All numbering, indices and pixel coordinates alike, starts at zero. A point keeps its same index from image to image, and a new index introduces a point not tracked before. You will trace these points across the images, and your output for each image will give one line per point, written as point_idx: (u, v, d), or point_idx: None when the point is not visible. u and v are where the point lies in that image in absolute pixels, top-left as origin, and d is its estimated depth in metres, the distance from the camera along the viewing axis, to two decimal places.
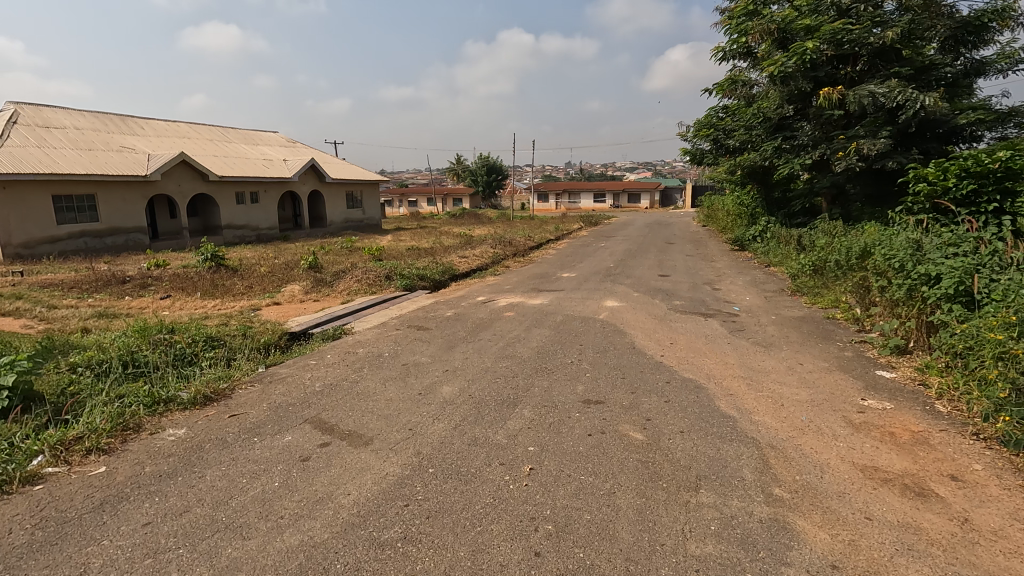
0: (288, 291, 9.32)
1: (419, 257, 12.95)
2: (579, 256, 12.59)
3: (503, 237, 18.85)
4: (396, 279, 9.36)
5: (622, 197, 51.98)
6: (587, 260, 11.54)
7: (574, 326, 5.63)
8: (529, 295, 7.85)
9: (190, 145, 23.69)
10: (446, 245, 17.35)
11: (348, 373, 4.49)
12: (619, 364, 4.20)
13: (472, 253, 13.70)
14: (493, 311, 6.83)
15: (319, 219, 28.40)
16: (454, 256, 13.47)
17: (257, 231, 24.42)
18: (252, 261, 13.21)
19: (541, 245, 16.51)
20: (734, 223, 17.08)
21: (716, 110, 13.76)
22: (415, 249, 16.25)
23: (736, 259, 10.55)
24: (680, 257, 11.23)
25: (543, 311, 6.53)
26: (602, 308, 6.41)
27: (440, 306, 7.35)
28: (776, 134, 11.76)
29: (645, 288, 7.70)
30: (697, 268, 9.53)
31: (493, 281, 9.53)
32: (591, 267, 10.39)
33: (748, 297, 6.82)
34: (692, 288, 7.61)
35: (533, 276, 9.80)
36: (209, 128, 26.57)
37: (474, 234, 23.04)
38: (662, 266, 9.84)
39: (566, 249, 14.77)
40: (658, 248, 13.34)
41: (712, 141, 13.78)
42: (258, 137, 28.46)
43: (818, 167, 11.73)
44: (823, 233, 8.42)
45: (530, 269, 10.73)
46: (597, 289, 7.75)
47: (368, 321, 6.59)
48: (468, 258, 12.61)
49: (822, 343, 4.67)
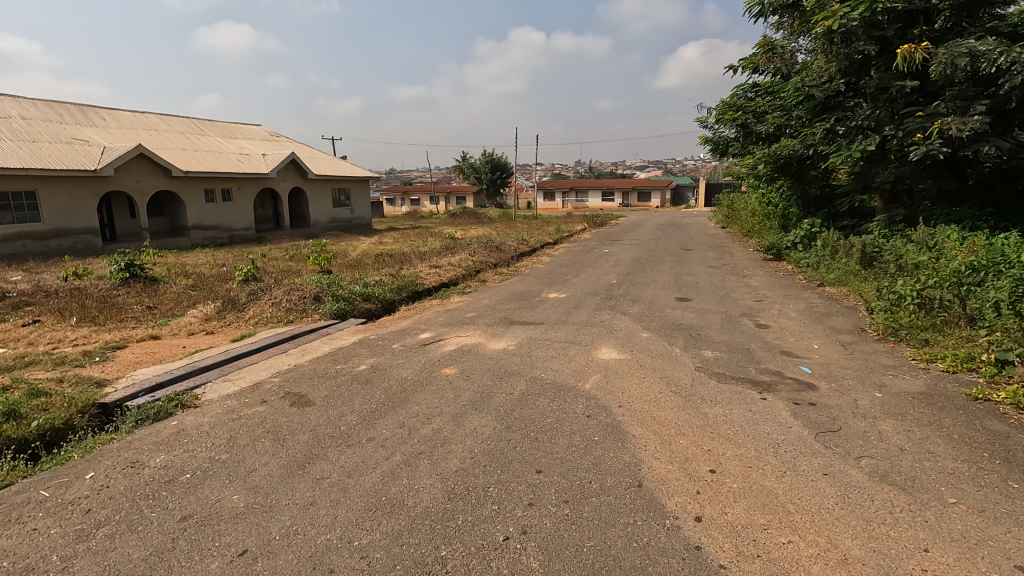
0: (187, 317, 7.14)
1: (381, 267, 10.73)
2: (576, 267, 10.26)
3: (496, 239, 16.54)
4: (327, 301, 7.10)
5: (632, 195, 49.42)
6: (586, 273, 9.21)
7: (541, 407, 3.36)
8: (495, 331, 5.57)
9: (156, 137, 21.65)
10: (427, 250, 15.08)
11: (59, 543, 2.23)
12: (607, 560, 1.90)
13: (450, 261, 11.44)
14: (428, 363, 4.57)
15: (303, 219, 26.29)
16: (427, 264, 11.22)
17: (230, 232, 22.35)
18: (184, 271, 11.02)
19: (534, 250, 14.18)
20: (762, 225, 14.65)
21: (745, 89, 11.41)
22: (390, 255, 13.99)
23: (774, 274, 8.19)
24: (703, 270, 8.91)
25: (501, 368, 4.25)
26: (590, 366, 4.11)
27: (362, 351, 5.09)
28: (823, 115, 9.40)
29: (658, 325, 5.40)
30: (727, 289, 7.18)
31: (457, 304, 7.26)
32: (589, 284, 8.07)
33: (815, 346, 4.49)
34: (726, 325, 5.27)
35: (511, 297, 7.50)
36: (182, 119, 24.53)
37: (466, 235, 20.80)
38: (679, 285, 7.51)
39: (563, 256, 12.44)
40: (672, 256, 10.96)
41: (740, 127, 11.42)
42: (238, 131, 26.42)
43: (877, 157, 9.34)
44: (908, 244, 6.06)
45: (511, 285, 8.43)
46: (590, 324, 5.46)
47: (239, 381, 4.34)
48: (441, 269, 10.30)
49: (1016, 482, 2.34)
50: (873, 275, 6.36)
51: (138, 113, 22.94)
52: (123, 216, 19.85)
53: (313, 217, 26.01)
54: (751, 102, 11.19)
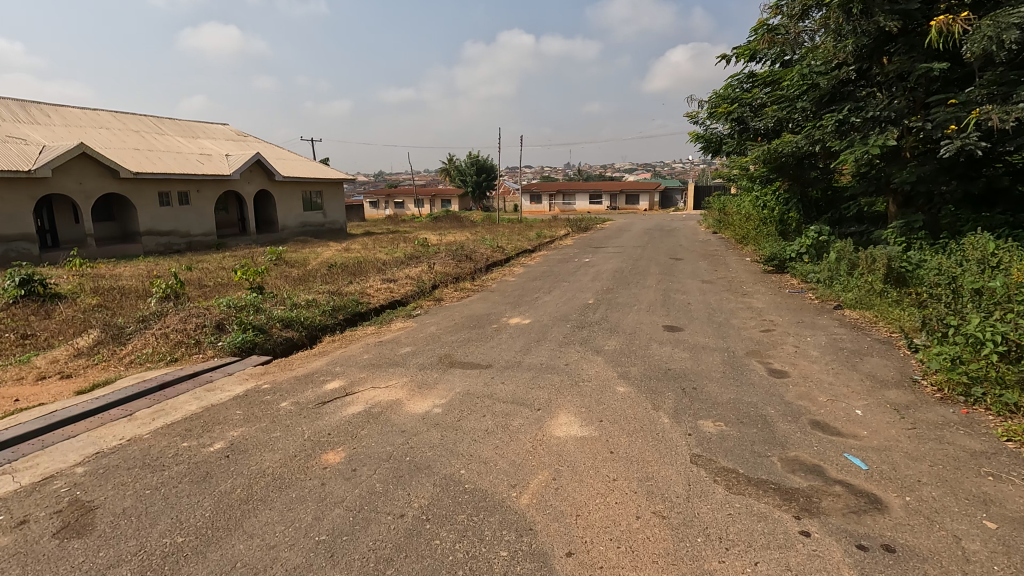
0: (55, 351, 5.70)
1: (327, 282, 9.35)
2: (550, 281, 8.96)
3: (470, 246, 15.20)
4: (233, 330, 5.72)
5: (619, 198, 48.27)
6: (559, 290, 7.88)
7: (440, 554, 2.02)
8: (426, 379, 4.22)
9: (106, 136, 20.07)
10: (393, 258, 13.72)
11: None
12: None
13: (409, 273, 10.09)
14: (311, 440, 3.19)
15: (271, 223, 24.79)
16: (382, 277, 9.86)
17: (188, 237, 20.81)
18: (99, 287, 9.54)
19: (509, 259, 12.84)
20: (758, 231, 13.41)
21: (741, 79, 10.19)
22: (348, 265, 12.60)
23: (779, 293, 6.93)
24: (697, 287, 7.62)
25: (409, 452, 2.91)
26: (535, 454, 2.77)
27: (234, 414, 3.71)
28: (831, 106, 8.20)
29: (640, 370, 4.09)
30: (726, 313, 5.89)
31: (395, 332, 5.90)
32: (561, 305, 6.74)
33: (858, 412, 3.20)
34: (731, 373, 3.95)
35: (464, 324, 6.14)
36: (139, 117, 22.93)
37: (441, 240, 19.45)
38: (668, 308, 6.21)
39: (538, 267, 11.13)
40: (660, 268, 9.67)
41: (735, 121, 10.19)
42: (201, 131, 24.87)
43: (893, 155, 8.15)
44: (954, 262, 4.81)
45: (469, 307, 7.07)
46: (550, 370, 4.12)
47: (24, 474, 2.95)
48: (394, 285, 8.91)
49: None
50: (910, 301, 5.12)
51: (89, 110, 21.33)
52: (66, 221, 18.24)
53: (281, 222, 24.49)
54: (748, 94, 9.96)
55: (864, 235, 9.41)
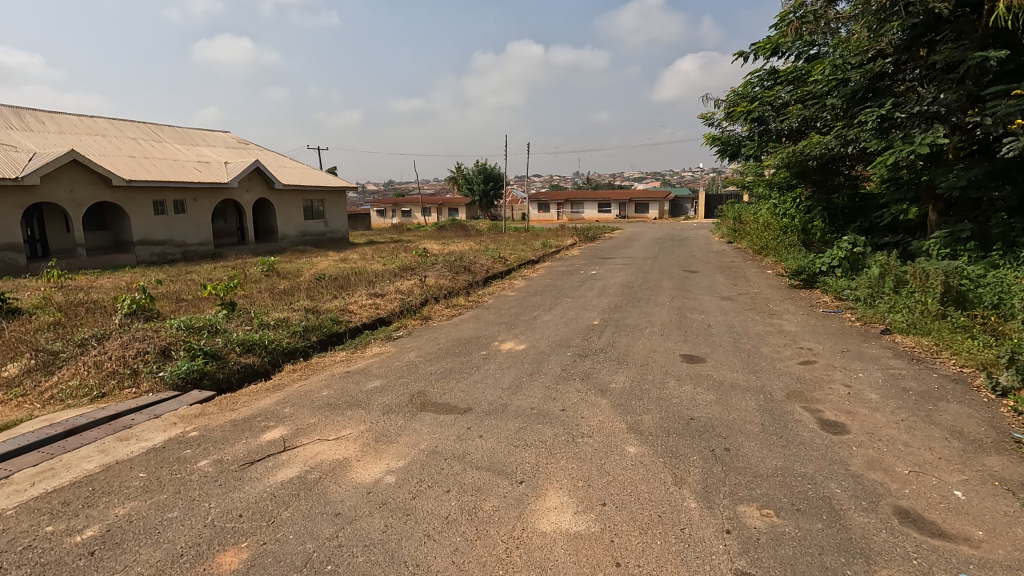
0: None
1: (310, 297, 8.60)
2: (551, 297, 8.15)
3: (470, 257, 14.42)
4: (181, 356, 4.95)
5: (628, 206, 47.47)
6: (561, 308, 7.06)
7: None
8: (387, 428, 3.40)
9: (101, 144, 19.61)
10: (388, 269, 12.97)
11: None
12: None
13: (399, 286, 9.31)
14: (213, 526, 2.37)
15: (271, 233, 24.24)
16: (370, 290, 9.09)
17: (183, 246, 20.26)
18: (66, 301, 8.84)
19: (511, 271, 12.03)
20: (778, 241, 12.49)
21: (761, 77, 9.37)
22: (339, 277, 11.86)
23: (812, 313, 6.05)
24: (716, 305, 6.76)
25: (336, 555, 2.09)
26: (507, 568, 1.94)
27: (136, 477, 2.90)
28: (868, 103, 7.36)
29: (655, 419, 3.24)
30: (753, 339, 5.03)
31: (367, 360, 5.10)
32: (562, 327, 5.92)
33: (959, 495, 2.33)
34: (771, 426, 3.08)
35: (449, 349, 5.33)
36: (137, 125, 22.50)
37: (443, 250, 18.73)
38: (685, 332, 5.36)
39: (540, 280, 10.33)
40: (673, 282, 8.82)
41: (756, 121, 9.35)
42: (200, 138, 24.42)
43: (937, 157, 7.29)
44: None
45: (458, 329, 6.26)
46: (541, 419, 3.29)
47: None
48: (381, 301, 8.13)
49: None
50: (985, 332, 4.27)
51: (86, 117, 20.93)
52: (56, 230, 17.69)
53: (281, 231, 23.92)
54: (769, 92, 9.13)
55: (900, 246, 8.51)
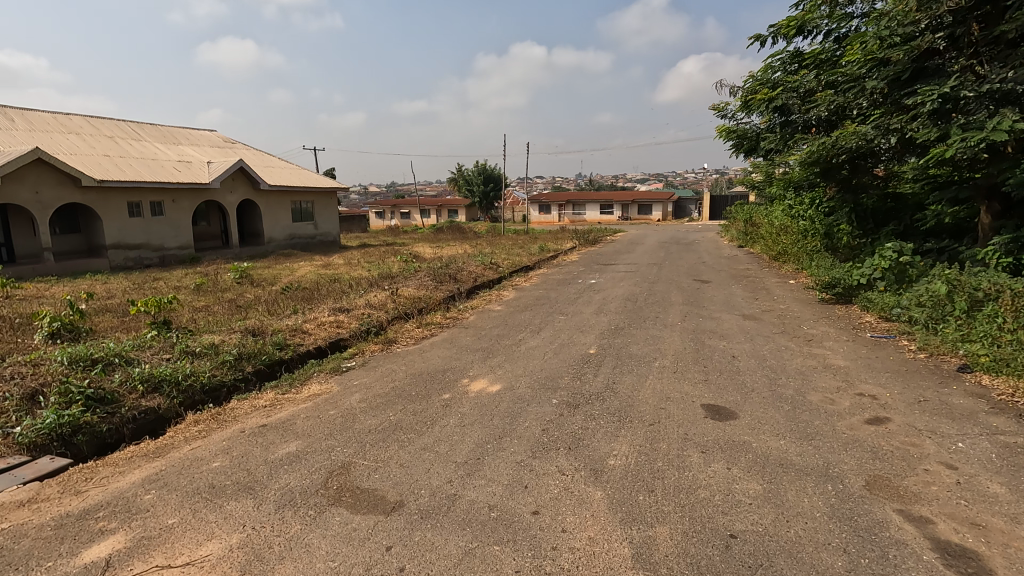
0: None
1: (266, 313, 7.49)
2: (543, 313, 7.02)
3: (459, 263, 13.30)
4: (53, 401, 3.83)
5: (631, 208, 46.32)
6: (552, 330, 5.93)
7: None
8: (271, 540, 2.26)
9: (74, 142, 18.57)
10: (369, 277, 11.86)
11: None
12: None
13: (370, 299, 8.19)
14: None
15: (257, 236, 23.19)
16: (337, 304, 7.97)
17: (160, 250, 19.20)
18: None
19: (501, 279, 10.90)
20: (798, 247, 11.32)
21: (783, 60, 8.23)
22: (313, 286, 10.75)
23: (859, 341, 4.89)
24: (738, 327, 5.61)
25: None
26: None
27: None
28: (915, 86, 6.22)
29: (677, 538, 2.09)
30: (794, 381, 3.88)
31: (296, 406, 3.96)
32: (550, 358, 4.78)
33: None
34: (864, 559, 1.93)
35: (405, 390, 4.20)
36: (115, 123, 21.48)
37: (434, 255, 17.64)
38: (705, 368, 4.21)
39: (533, 291, 9.21)
40: (684, 294, 7.69)
41: (777, 111, 8.19)
42: (184, 137, 23.39)
43: (999, 150, 6.13)
44: None
45: (425, 359, 5.12)
46: (500, 535, 2.14)
47: None
48: (344, 318, 7.01)
49: None
50: None
51: (60, 114, 19.92)
52: (23, 234, 16.65)
53: (266, 234, 22.84)
54: (793, 77, 7.99)
55: (944, 252, 7.37)
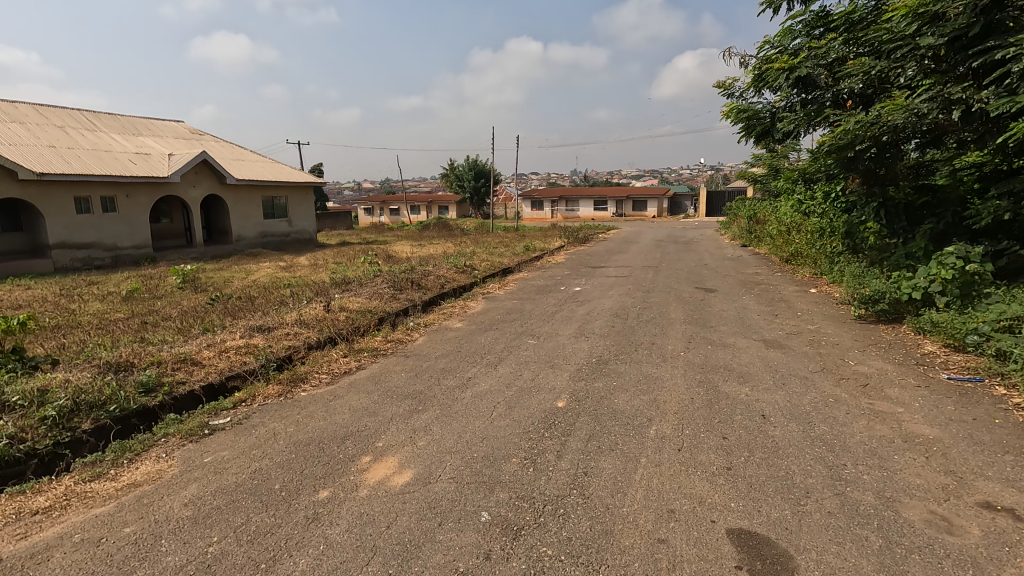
0: None
1: (169, 335, 6.03)
2: (509, 335, 5.61)
3: (430, 265, 11.83)
4: None
5: (626, 204, 44.97)
6: (514, 362, 4.52)
7: None
8: None
9: (16, 132, 16.96)
10: (326, 281, 10.40)
11: None
12: None
13: (305, 314, 6.74)
14: None
15: (224, 234, 21.64)
16: (262, 319, 6.53)
17: (114, 250, 17.67)
18: None
19: (474, 285, 9.49)
20: (813, 247, 9.91)
21: (804, 23, 6.80)
22: (254, 295, 9.29)
23: (933, 388, 3.49)
24: (760, 361, 4.20)
25: None
26: None
27: None
28: (987, 44, 4.78)
29: None
30: (867, 472, 2.47)
31: (92, 511, 2.54)
32: (499, 415, 3.36)
33: None
34: None
35: (270, 478, 2.76)
36: (68, 112, 19.87)
37: (411, 255, 16.21)
38: (722, 443, 2.80)
39: (506, 300, 7.80)
40: (684, 308, 6.29)
41: (797, 85, 6.74)
42: (146, 128, 21.79)
43: None
44: None
45: (329, 412, 3.68)
46: None
47: None
48: (260, 343, 5.57)
49: None
50: None
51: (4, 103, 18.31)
52: None
53: (234, 232, 21.30)
54: (818, 42, 6.56)
55: (1004, 254, 5.96)
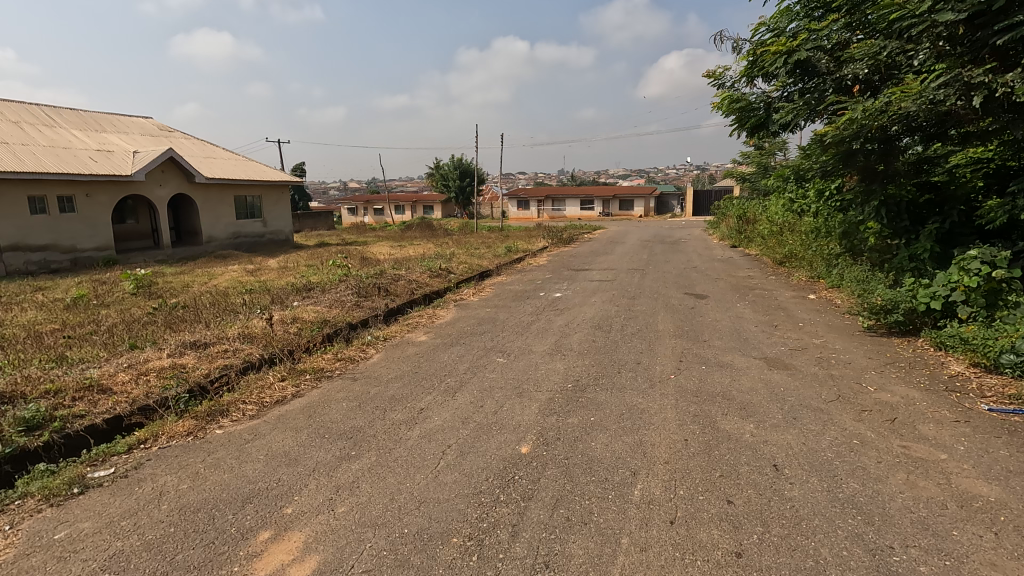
0: None
1: (89, 353, 5.27)
2: (476, 351, 4.93)
3: (403, 268, 11.11)
4: None
5: (612, 203, 44.50)
6: (476, 389, 3.85)
7: None
8: None
9: None
10: (288, 286, 9.64)
11: None
12: None
13: (251, 326, 6.01)
14: None
15: (193, 235, 20.69)
16: (200, 333, 5.78)
17: (72, 252, 16.67)
18: None
19: (447, 290, 8.80)
20: (808, 247, 9.33)
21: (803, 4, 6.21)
22: (207, 303, 8.51)
23: (975, 424, 2.88)
24: (765, 387, 3.56)
25: None
26: None
27: None
28: (1014, 19, 4.19)
29: None
30: (925, 562, 1.82)
31: None
32: (447, 466, 2.68)
33: None
34: None
35: (128, 570, 2.05)
36: (24, 107, 18.79)
37: (387, 257, 15.47)
38: (727, 512, 2.14)
39: (478, 308, 7.13)
40: (673, 318, 5.67)
41: (796, 72, 6.14)
42: (110, 124, 20.76)
43: None
44: None
45: (242, 459, 2.98)
46: None
47: None
48: (191, 363, 4.84)
49: None
50: None
51: None
52: None
53: (204, 232, 20.37)
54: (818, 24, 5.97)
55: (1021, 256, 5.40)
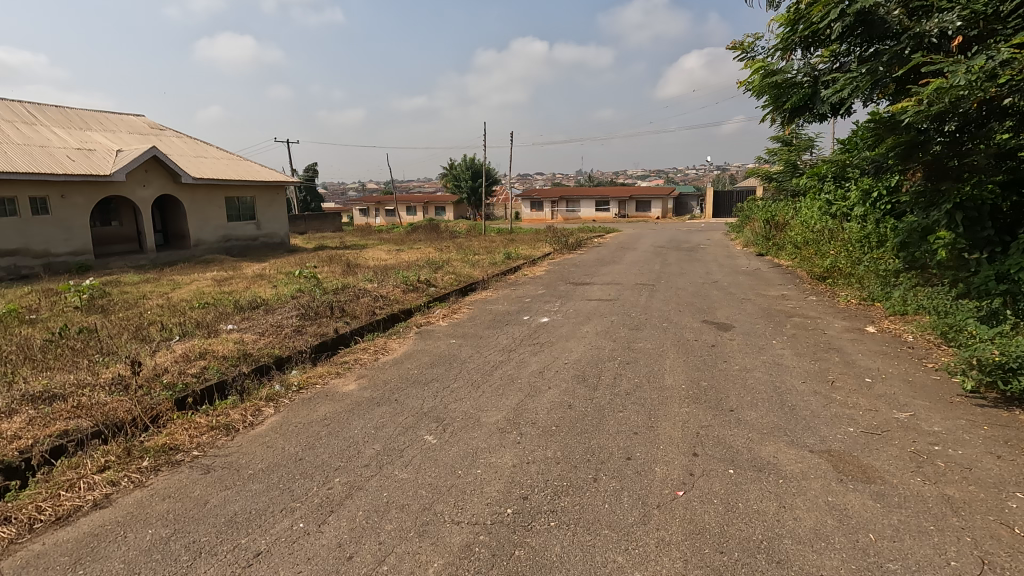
0: None
1: None
2: (403, 418, 3.49)
3: (379, 279, 9.75)
4: None
5: (629, 203, 42.78)
6: (364, 509, 2.40)
7: None
8: None
9: None
10: (239, 301, 8.34)
11: None
12: None
13: (137, 365, 4.66)
14: None
15: (181, 238, 19.68)
16: (67, 376, 4.45)
17: (46, 257, 15.69)
18: None
19: (417, 309, 7.38)
20: (855, 260, 7.65)
21: None
22: (135, 323, 7.23)
23: None
24: (840, 531, 2.06)
25: None
26: None
27: None
28: None
29: None
30: None
31: None
32: None
33: None
34: None
35: None
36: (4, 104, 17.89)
37: (377, 263, 14.19)
38: None
39: (442, 338, 5.71)
40: (686, 364, 4.17)
41: (857, 32, 4.58)
42: (96, 122, 19.81)
43: None
44: None
45: None
46: None
47: None
48: (8, 428, 3.48)
49: None
50: None
51: None
52: None
53: (192, 235, 19.33)
54: None
55: None
